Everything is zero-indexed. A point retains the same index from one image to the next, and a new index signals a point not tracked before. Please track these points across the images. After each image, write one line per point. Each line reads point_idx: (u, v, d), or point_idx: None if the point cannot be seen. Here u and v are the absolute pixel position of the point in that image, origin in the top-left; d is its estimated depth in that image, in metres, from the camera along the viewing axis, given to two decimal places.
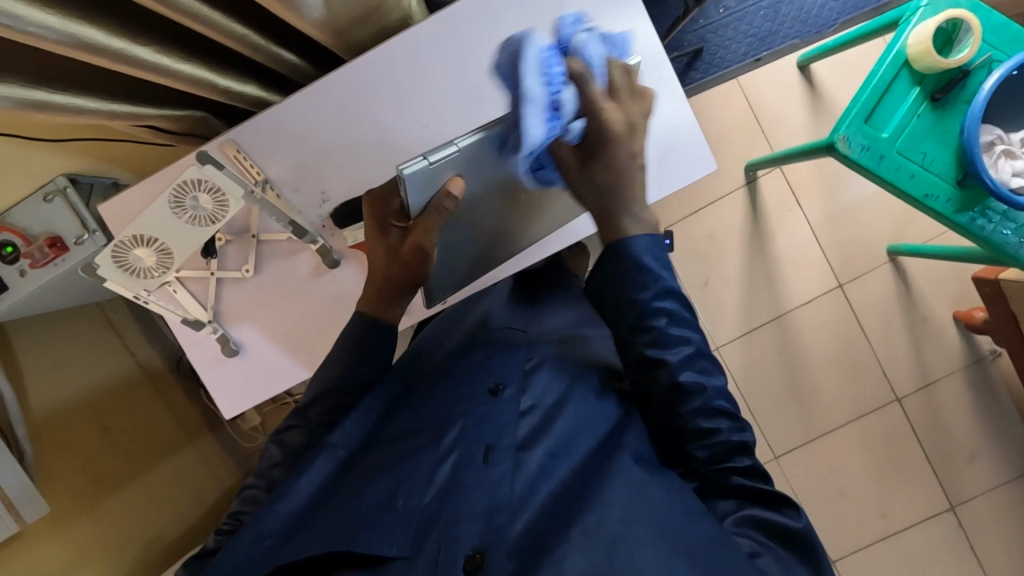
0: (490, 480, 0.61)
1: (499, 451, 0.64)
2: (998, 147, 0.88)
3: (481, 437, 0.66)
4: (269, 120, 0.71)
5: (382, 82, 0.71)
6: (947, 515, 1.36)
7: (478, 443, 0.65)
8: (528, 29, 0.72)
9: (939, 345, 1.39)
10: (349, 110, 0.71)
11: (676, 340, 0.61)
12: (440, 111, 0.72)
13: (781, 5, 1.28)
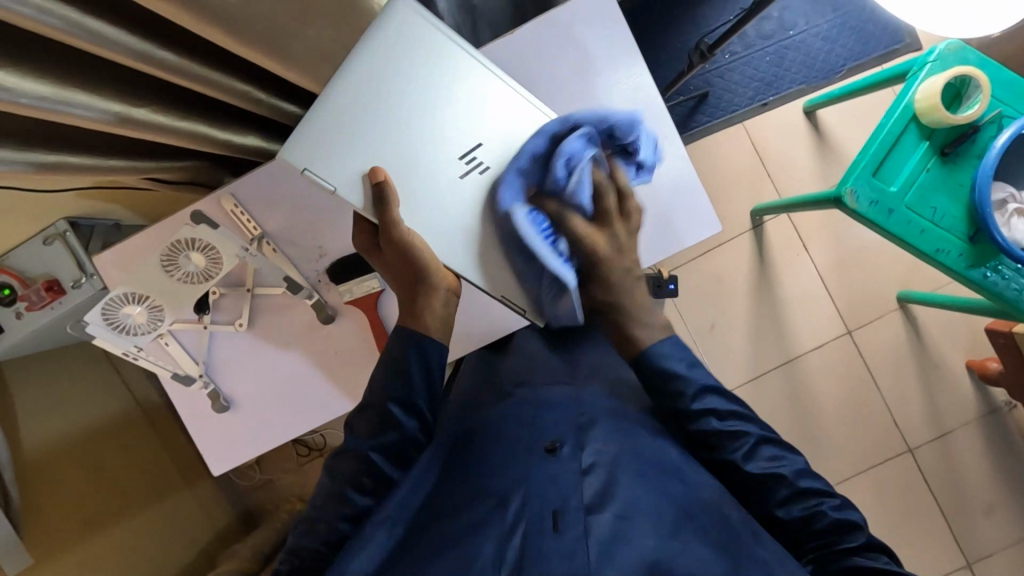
0: (564, 550, 0.53)
1: (567, 515, 0.56)
2: (1010, 205, 0.86)
3: (545, 499, 0.57)
4: (265, 173, 0.70)
5: None
6: (964, 572, 1.31)
7: (542, 509, 0.56)
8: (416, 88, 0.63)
9: (951, 394, 1.35)
10: None
11: (732, 431, 0.65)
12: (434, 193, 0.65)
13: (787, 51, 1.29)
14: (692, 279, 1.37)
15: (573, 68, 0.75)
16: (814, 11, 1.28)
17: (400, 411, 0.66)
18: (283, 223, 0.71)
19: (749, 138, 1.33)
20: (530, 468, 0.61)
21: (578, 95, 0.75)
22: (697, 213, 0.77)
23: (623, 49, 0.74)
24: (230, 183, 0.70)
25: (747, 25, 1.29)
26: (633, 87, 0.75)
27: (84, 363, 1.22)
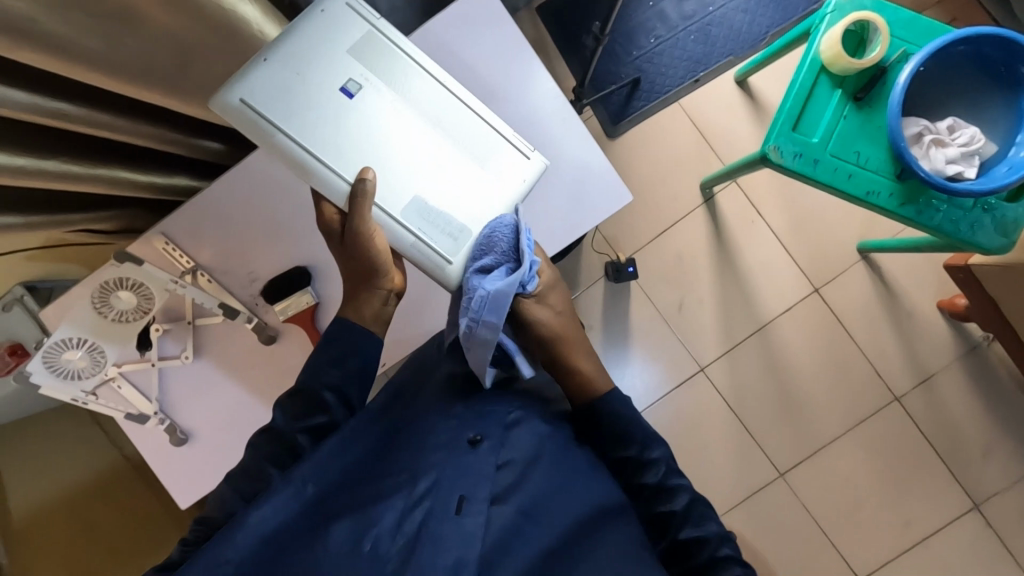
0: (462, 535, 0.54)
1: (473, 503, 0.58)
2: (927, 138, 0.86)
3: (454, 487, 0.59)
4: (190, 213, 0.72)
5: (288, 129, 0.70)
6: (974, 515, 1.35)
7: (450, 494, 0.58)
8: (306, 78, 0.65)
9: (928, 338, 1.35)
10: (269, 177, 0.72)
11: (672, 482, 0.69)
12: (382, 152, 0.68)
13: (710, 27, 1.32)
14: (656, 258, 1.38)
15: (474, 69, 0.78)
16: None
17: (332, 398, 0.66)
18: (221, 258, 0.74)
19: (688, 116, 1.35)
20: (451, 459, 0.62)
21: (484, 94, 0.79)
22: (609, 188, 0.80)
23: (517, 44, 0.78)
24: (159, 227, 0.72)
25: (668, 9, 1.32)
26: (534, 80, 0.79)
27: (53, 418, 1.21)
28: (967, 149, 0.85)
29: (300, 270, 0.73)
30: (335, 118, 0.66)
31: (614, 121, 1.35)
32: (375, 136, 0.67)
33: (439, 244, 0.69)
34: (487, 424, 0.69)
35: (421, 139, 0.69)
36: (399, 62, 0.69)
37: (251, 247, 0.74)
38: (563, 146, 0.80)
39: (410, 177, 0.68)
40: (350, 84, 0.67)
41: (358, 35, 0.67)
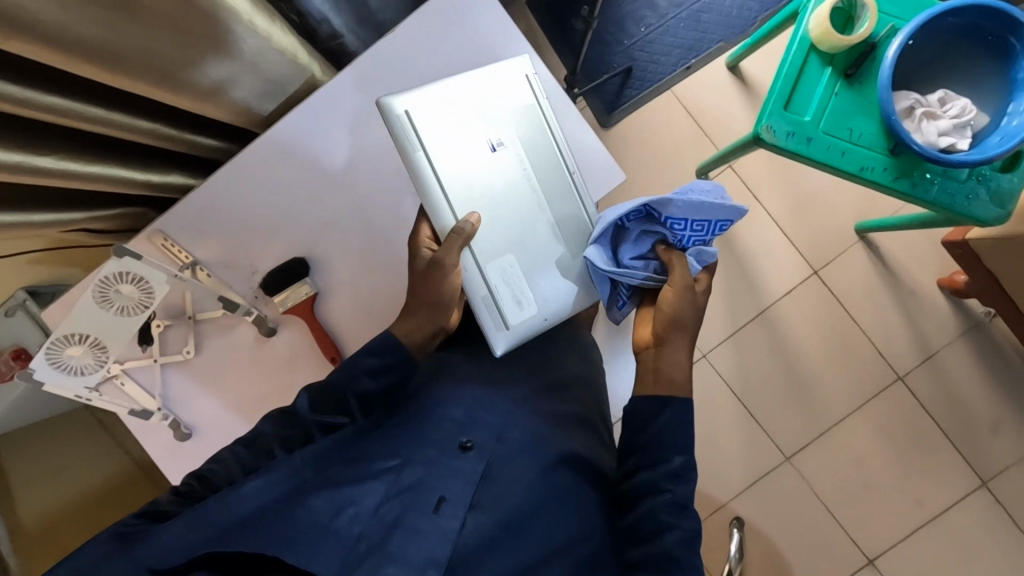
0: (433, 535, 0.64)
1: (448, 505, 0.67)
2: (918, 110, 0.86)
3: (435, 488, 0.68)
4: (212, 188, 0.73)
5: (302, 145, 0.73)
6: (983, 492, 1.35)
7: (430, 494, 0.68)
8: (449, 105, 0.71)
9: (931, 316, 1.35)
10: (285, 179, 0.74)
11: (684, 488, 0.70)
12: (473, 177, 0.71)
13: (700, 13, 1.32)
14: None
15: None
16: None
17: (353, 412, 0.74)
18: (240, 236, 0.74)
19: (681, 103, 1.35)
20: (441, 459, 0.71)
21: None
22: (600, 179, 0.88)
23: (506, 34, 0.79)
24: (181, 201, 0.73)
25: None
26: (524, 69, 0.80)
27: (57, 415, 1.19)
28: (958, 120, 0.85)
29: (298, 261, 0.74)
30: (459, 144, 0.71)
31: (608, 111, 1.35)
32: (497, 189, 0.73)
33: (505, 307, 0.74)
34: (482, 425, 0.76)
35: (522, 191, 0.74)
36: (548, 146, 0.76)
37: (272, 226, 0.74)
38: None
39: (506, 239, 0.74)
40: (500, 136, 0.73)
41: (524, 101, 0.74)
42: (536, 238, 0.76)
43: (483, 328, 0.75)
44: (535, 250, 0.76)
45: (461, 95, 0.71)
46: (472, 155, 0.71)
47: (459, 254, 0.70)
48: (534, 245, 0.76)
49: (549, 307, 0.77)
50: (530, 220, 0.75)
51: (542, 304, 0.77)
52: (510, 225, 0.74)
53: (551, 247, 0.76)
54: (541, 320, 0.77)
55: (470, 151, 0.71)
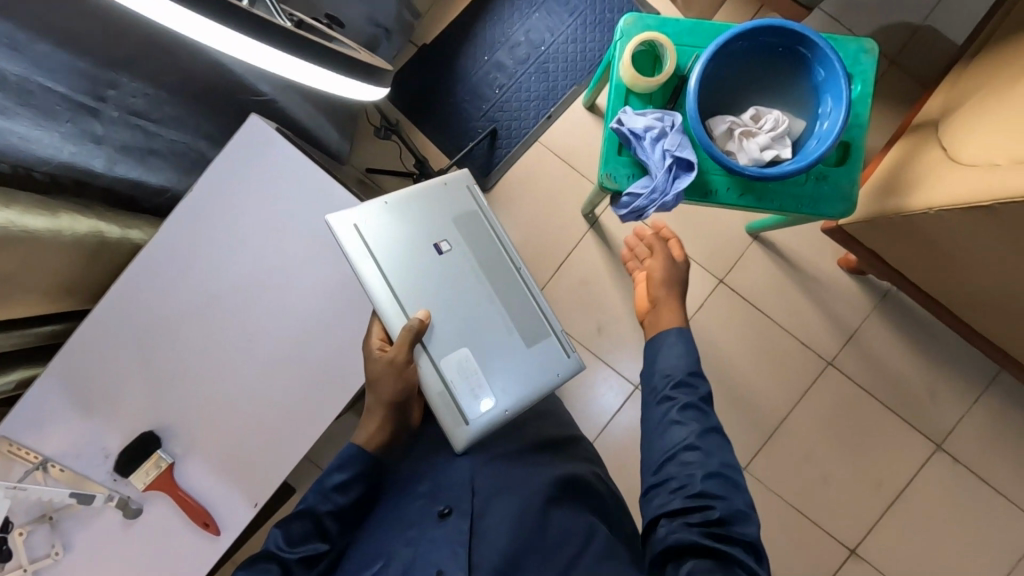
0: None
1: (450, 574, 0.63)
2: (736, 131, 0.89)
3: (431, 564, 0.64)
4: (98, 320, 0.75)
5: (137, 318, 0.76)
6: (939, 456, 1.34)
7: (428, 573, 0.64)
8: (394, 225, 0.80)
9: (841, 296, 1.36)
10: (123, 352, 0.75)
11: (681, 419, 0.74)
12: (417, 286, 0.79)
13: (547, 65, 1.36)
14: (560, 293, 1.38)
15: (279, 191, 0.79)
16: (554, 22, 1.36)
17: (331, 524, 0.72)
18: (177, 316, 0.77)
19: (551, 152, 1.38)
20: (426, 534, 0.69)
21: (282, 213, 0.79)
22: None
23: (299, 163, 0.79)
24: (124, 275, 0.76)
25: (503, 58, 1.36)
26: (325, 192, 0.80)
27: None
28: (775, 132, 0.88)
29: (148, 435, 0.74)
30: (409, 255, 0.80)
31: (484, 174, 1.37)
32: (445, 293, 0.80)
33: (464, 404, 0.79)
34: (454, 492, 0.75)
35: (470, 288, 0.82)
36: (493, 248, 0.84)
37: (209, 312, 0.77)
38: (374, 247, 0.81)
39: (458, 335, 0.80)
40: (443, 245, 0.82)
41: (466, 210, 0.85)
42: (484, 330, 0.81)
43: (446, 426, 0.79)
44: (492, 340, 0.81)
45: (407, 211, 0.81)
46: (421, 264, 0.80)
47: (411, 349, 0.76)
48: (487, 338, 0.81)
49: (506, 397, 0.80)
50: (483, 311, 0.82)
51: (498, 396, 0.80)
52: (463, 319, 0.81)
53: (505, 336, 0.82)
54: (499, 412, 0.80)
55: (417, 259, 0.80)
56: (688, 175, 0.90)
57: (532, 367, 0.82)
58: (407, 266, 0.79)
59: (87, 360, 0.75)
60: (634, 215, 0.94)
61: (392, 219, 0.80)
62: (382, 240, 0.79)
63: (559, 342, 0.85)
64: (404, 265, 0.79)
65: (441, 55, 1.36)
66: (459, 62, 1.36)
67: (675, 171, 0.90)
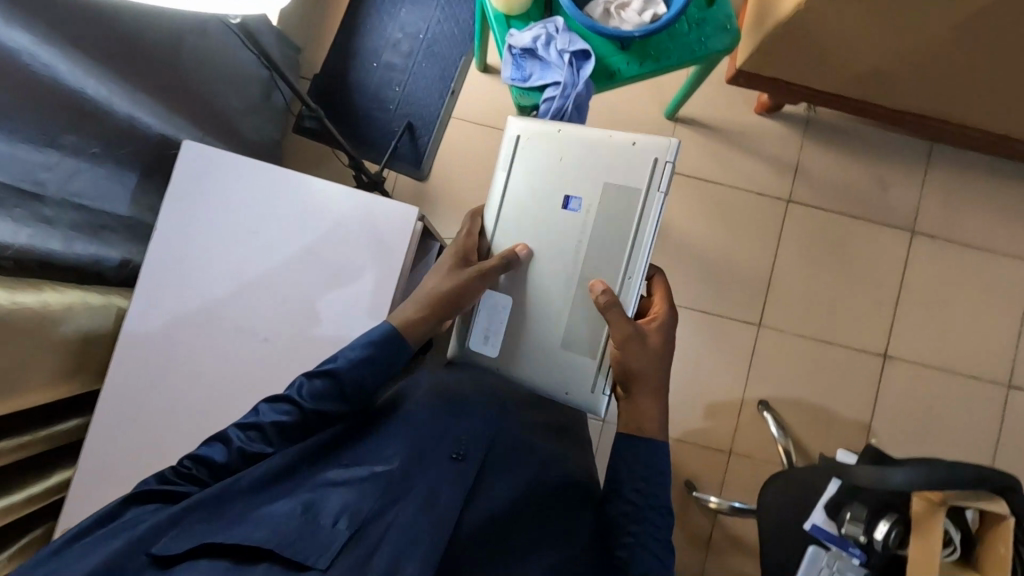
0: (410, 526, 0.63)
1: (438, 505, 0.67)
2: (612, 9, 0.97)
3: (422, 490, 0.68)
4: (125, 351, 0.86)
5: (154, 333, 0.87)
6: (916, 239, 1.44)
7: (417, 497, 0.67)
8: (557, 179, 0.92)
9: (772, 140, 1.45)
10: (155, 366, 0.87)
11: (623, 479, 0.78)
12: (524, 226, 0.93)
13: (433, 48, 1.43)
14: None
15: (232, 188, 0.90)
16: (423, 9, 1.43)
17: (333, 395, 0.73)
18: (222, 254, 0.89)
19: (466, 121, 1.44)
20: (430, 466, 0.71)
21: (238, 208, 0.90)
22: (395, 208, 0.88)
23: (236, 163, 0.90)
24: (160, 224, 0.90)
25: (391, 58, 1.42)
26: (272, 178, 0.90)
27: None
28: None
29: None
30: (547, 200, 0.93)
31: (416, 166, 1.42)
32: (552, 239, 0.92)
33: (475, 333, 0.94)
34: (471, 438, 0.76)
35: (570, 254, 0.90)
36: (625, 237, 0.87)
37: (245, 258, 0.89)
38: (326, 206, 0.89)
39: (534, 285, 0.92)
40: (576, 199, 0.91)
41: (631, 195, 0.88)
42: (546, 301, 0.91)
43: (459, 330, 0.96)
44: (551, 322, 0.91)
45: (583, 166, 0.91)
46: (542, 212, 0.93)
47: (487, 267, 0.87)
48: (550, 306, 0.91)
49: (508, 358, 0.93)
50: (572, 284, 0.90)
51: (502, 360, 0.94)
52: (541, 274, 0.92)
53: (576, 319, 0.90)
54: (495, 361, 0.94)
55: (547, 205, 0.92)
56: (588, 63, 0.97)
57: (559, 360, 0.91)
58: (535, 202, 0.93)
59: (131, 382, 0.86)
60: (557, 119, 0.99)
61: (558, 175, 0.92)
62: (538, 176, 0.94)
63: (599, 372, 0.89)
64: (536, 206, 0.93)
65: (332, 76, 1.42)
66: (352, 78, 1.42)
67: (575, 63, 0.97)
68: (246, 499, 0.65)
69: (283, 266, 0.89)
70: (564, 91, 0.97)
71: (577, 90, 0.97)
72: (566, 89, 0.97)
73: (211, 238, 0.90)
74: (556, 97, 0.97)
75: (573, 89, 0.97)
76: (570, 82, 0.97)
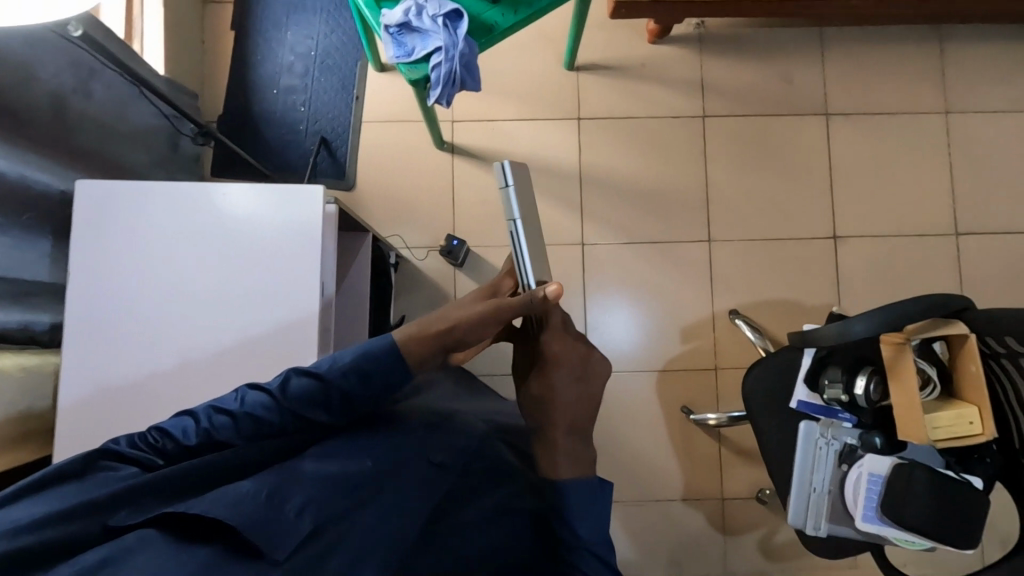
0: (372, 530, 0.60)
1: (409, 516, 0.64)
2: None
3: (393, 499, 0.64)
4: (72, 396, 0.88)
5: (96, 371, 0.88)
6: (832, 120, 1.48)
7: (386, 505, 0.63)
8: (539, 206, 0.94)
9: (673, 63, 1.49)
10: (106, 401, 0.88)
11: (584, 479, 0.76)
12: None
13: (328, 62, 1.45)
14: (467, 219, 1.42)
15: (133, 215, 0.90)
16: (308, 27, 1.45)
17: (322, 396, 0.66)
18: (141, 279, 0.90)
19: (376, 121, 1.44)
20: (409, 474, 0.68)
21: (144, 233, 0.90)
22: (300, 193, 0.90)
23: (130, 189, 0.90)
24: (70, 267, 0.89)
25: (289, 81, 1.44)
26: (168, 195, 0.90)
27: None
28: None
29: None
30: None
31: (340, 176, 1.42)
32: None
33: None
34: (453, 452, 0.74)
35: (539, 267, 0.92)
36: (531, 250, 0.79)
37: (173, 287, 0.90)
38: (232, 209, 0.90)
39: None
40: None
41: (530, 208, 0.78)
42: None
43: None
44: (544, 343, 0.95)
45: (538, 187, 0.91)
46: None
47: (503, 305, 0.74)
48: None
49: None
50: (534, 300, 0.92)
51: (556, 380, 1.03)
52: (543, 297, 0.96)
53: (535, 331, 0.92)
54: None
55: None
56: (462, 20, 0.99)
57: None
58: None
59: (86, 423, 0.87)
60: (451, 84, 1.02)
61: None
62: None
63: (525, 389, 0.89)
64: None
65: (235, 113, 1.43)
66: (255, 109, 1.43)
67: (451, 25, 0.99)
68: (186, 493, 0.59)
69: (206, 278, 0.90)
70: (447, 52, 0.99)
71: (459, 48, 0.99)
72: (448, 49, 0.99)
73: (139, 261, 0.90)
74: (441, 60, 0.99)
75: (455, 47, 0.99)
76: (450, 42, 0.99)
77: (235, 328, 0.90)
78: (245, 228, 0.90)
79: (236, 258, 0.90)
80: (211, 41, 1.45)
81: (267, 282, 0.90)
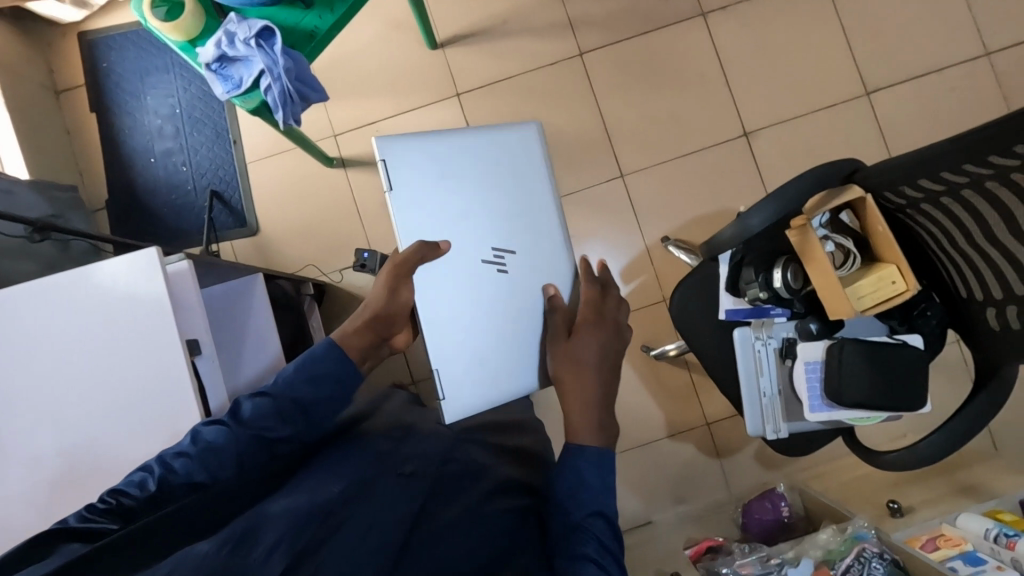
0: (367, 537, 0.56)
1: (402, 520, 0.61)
2: None
3: (386, 507, 0.61)
4: None
5: None
6: (710, 19, 1.43)
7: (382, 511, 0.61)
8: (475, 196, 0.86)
9: (535, 10, 1.44)
10: None
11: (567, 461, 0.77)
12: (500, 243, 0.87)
13: (196, 114, 1.42)
14: (377, 226, 1.40)
15: None
16: (166, 86, 1.42)
17: (287, 413, 0.70)
18: None
19: (261, 158, 1.42)
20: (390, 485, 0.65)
21: None
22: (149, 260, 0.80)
23: None
24: None
25: (164, 144, 1.41)
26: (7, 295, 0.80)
27: None
28: None
29: None
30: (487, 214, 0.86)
31: (242, 223, 1.40)
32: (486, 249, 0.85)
33: None
34: (420, 461, 0.72)
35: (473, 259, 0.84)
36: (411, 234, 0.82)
37: (27, 391, 0.79)
38: (82, 297, 0.80)
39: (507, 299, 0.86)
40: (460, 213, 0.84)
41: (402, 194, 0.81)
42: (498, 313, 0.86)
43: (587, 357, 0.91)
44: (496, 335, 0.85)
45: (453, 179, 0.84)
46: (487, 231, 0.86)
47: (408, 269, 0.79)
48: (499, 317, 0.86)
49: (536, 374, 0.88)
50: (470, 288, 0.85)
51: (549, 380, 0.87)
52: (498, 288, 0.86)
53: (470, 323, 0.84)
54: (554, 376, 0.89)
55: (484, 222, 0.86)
56: (275, 35, 0.96)
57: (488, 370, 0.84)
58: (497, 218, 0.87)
59: None
60: (290, 101, 0.99)
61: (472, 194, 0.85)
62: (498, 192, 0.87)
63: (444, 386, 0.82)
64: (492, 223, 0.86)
65: (121, 192, 1.40)
66: (138, 182, 1.41)
67: (266, 43, 0.96)
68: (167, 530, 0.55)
69: (65, 378, 0.79)
70: (271, 70, 0.95)
71: (283, 62, 0.96)
72: (273, 67, 0.95)
73: None
74: (269, 80, 0.96)
75: (278, 62, 0.95)
76: (272, 60, 0.95)
77: (105, 422, 0.79)
78: (139, 350, 0.80)
79: (116, 382, 0.80)
80: (76, 129, 1.42)
81: (142, 416, 0.79)
